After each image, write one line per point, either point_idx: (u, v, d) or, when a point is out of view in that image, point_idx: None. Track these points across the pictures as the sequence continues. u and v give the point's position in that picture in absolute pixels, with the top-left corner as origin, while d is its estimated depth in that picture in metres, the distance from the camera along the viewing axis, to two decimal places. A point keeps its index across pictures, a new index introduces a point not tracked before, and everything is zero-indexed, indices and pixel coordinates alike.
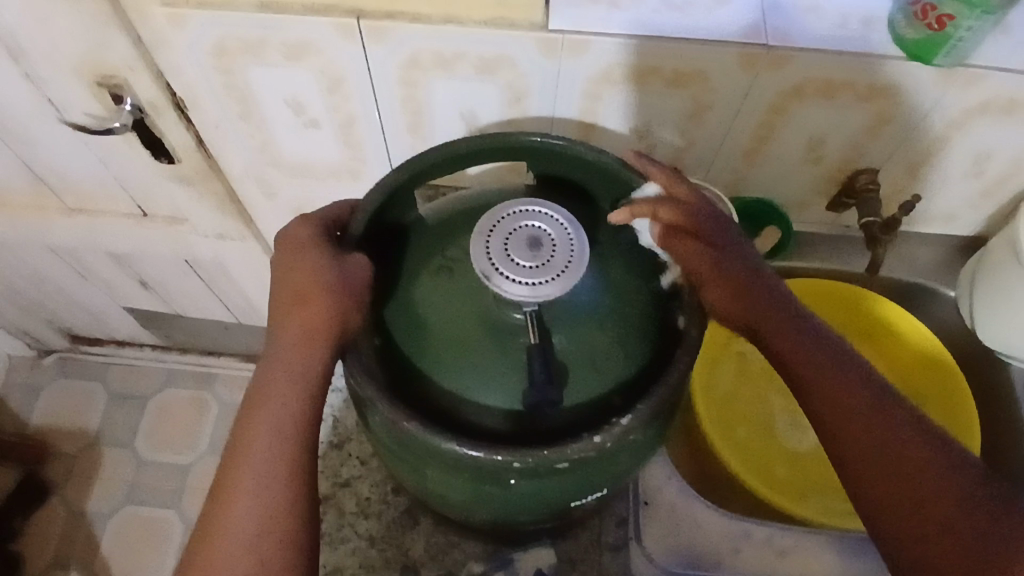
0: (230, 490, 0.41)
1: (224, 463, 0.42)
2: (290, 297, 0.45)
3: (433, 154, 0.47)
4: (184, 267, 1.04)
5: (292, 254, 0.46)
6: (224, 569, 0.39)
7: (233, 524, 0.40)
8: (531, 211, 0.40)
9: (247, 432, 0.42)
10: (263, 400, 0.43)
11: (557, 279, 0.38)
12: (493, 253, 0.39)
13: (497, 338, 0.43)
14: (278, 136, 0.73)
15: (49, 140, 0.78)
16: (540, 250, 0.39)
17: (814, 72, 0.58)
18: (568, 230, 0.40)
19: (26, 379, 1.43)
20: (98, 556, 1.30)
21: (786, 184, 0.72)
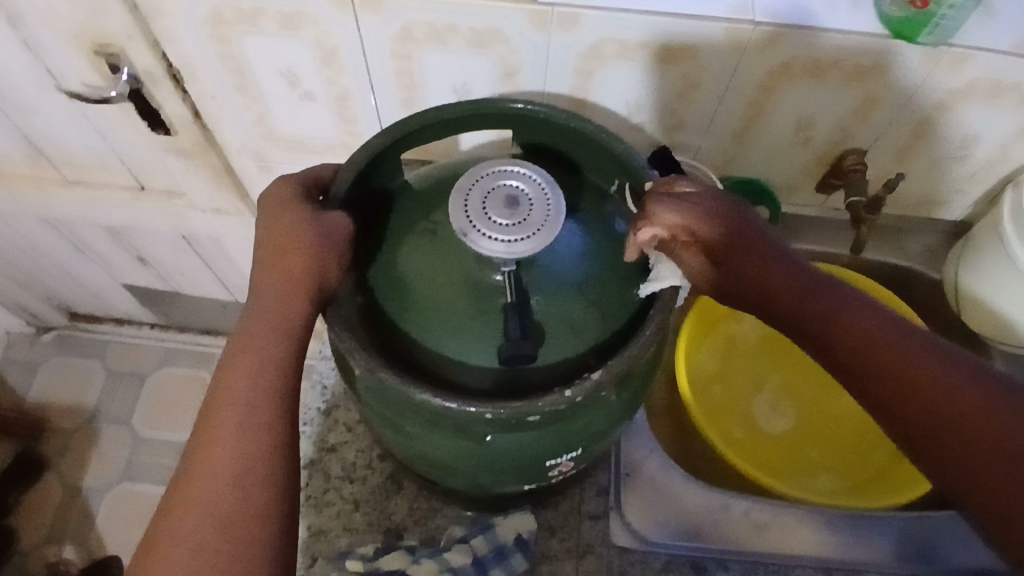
0: (209, 437, 0.41)
1: (204, 413, 0.43)
2: (272, 253, 0.45)
3: (418, 119, 0.48)
4: (182, 243, 1.05)
5: (275, 212, 0.47)
6: (199, 512, 0.40)
7: (210, 469, 0.41)
8: (509, 170, 0.41)
9: (228, 382, 0.43)
10: (243, 351, 0.43)
11: (533, 236, 0.39)
12: (471, 211, 0.40)
13: (476, 297, 0.44)
14: (273, 109, 0.73)
15: (48, 109, 0.79)
16: (517, 209, 0.40)
17: (800, 49, 0.58)
18: (545, 189, 0.41)
19: (25, 354, 1.45)
20: (93, 531, 1.32)
21: (776, 165, 0.73)
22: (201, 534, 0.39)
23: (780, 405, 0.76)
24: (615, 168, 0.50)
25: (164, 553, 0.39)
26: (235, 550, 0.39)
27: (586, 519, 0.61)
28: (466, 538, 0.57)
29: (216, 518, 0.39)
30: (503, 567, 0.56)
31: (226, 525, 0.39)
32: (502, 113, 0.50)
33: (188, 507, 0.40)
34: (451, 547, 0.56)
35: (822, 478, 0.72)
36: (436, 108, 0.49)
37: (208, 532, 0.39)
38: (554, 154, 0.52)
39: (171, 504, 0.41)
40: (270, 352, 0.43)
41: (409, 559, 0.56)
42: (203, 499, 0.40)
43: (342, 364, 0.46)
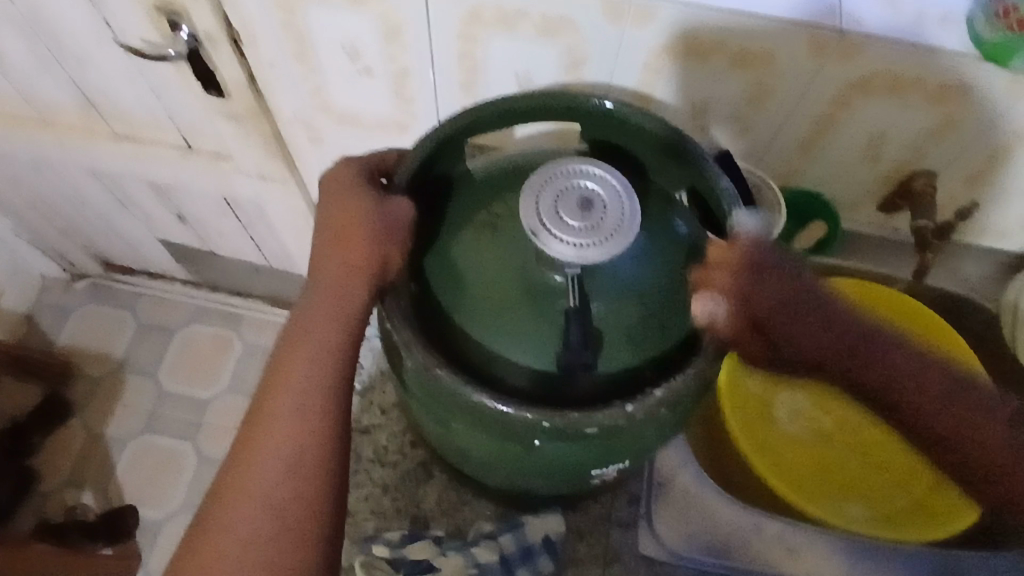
0: (267, 418, 0.42)
1: (260, 394, 0.43)
2: (335, 233, 0.45)
3: (489, 107, 0.47)
4: (223, 205, 1.05)
5: (337, 194, 0.46)
6: (254, 493, 0.40)
7: (267, 451, 0.41)
8: (583, 170, 0.39)
9: (283, 365, 0.42)
10: (300, 335, 0.43)
11: (605, 243, 0.37)
12: (543, 211, 0.38)
13: (535, 299, 0.42)
14: (330, 82, 0.72)
15: (103, 60, 0.78)
16: (590, 212, 0.38)
17: (883, 66, 0.56)
18: (620, 193, 0.39)
19: (57, 299, 1.47)
20: (112, 479, 1.34)
21: (840, 180, 0.70)
22: (255, 519, 0.40)
23: None
24: (687, 174, 0.48)
25: (219, 534, 0.40)
26: (286, 536, 0.40)
27: (615, 526, 0.61)
28: (495, 534, 0.56)
29: (268, 505, 0.40)
30: (528, 567, 0.56)
31: (278, 511, 0.40)
32: (573, 108, 0.48)
33: (242, 490, 0.40)
34: (479, 541, 0.56)
35: (851, 508, 0.65)
36: (507, 98, 0.47)
37: (261, 517, 0.40)
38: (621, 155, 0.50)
39: (225, 483, 0.41)
40: (327, 337, 0.42)
41: (436, 549, 0.55)
42: (256, 484, 0.40)
43: (392, 353, 0.45)
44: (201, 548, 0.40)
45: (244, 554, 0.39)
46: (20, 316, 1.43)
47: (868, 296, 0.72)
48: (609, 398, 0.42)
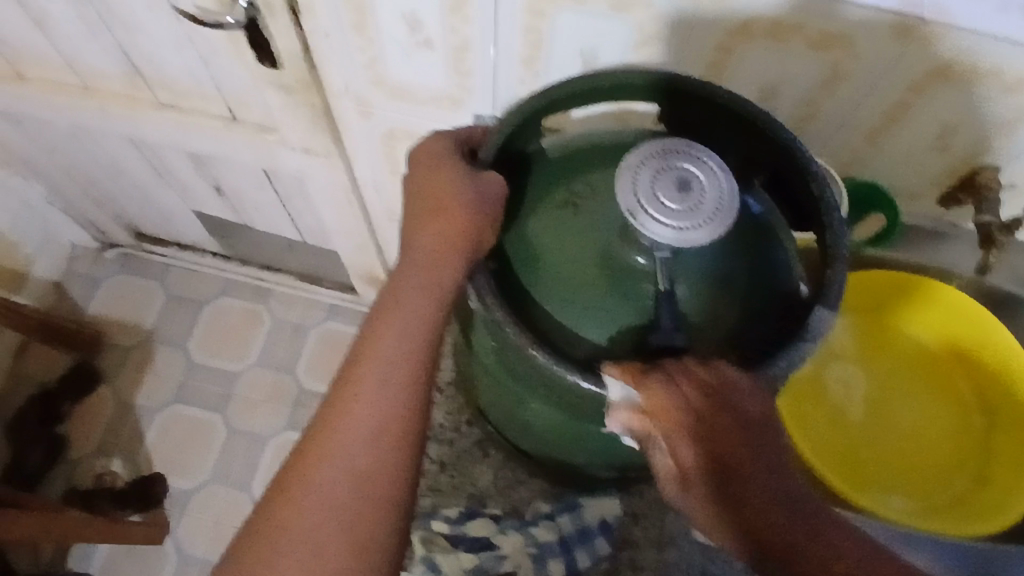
0: (354, 386, 0.42)
1: (347, 361, 0.44)
2: (428, 206, 0.45)
3: (574, 84, 0.46)
4: (263, 178, 1.06)
5: (427, 168, 0.47)
6: (338, 458, 0.41)
7: (352, 419, 0.42)
8: (683, 150, 0.39)
9: (374, 335, 0.43)
10: (392, 306, 0.44)
11: (705, 226, 0.37)
12: (640, 191, 0.37)
13: (618, 281, 0.43)
14: (387, 55, 0.71)
15: (155, 27, 0.79)
16: (688, 193, 0.38)
17: (964, 53, 0.54)
18: (720, 174, 0.38)
19: (87, 269, 1.47)
20: (142, 448, 1.35)
21: (903, 168, 0.69)
22: (333, 486, 0.41)
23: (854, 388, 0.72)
24: (769, 155, 0.48)
25: (299, 496, 0.41)
26: (364, 504, 0.41)
27: (670, 510, 0.60)
28: (553, 514, 0.59)
29: (348, 472, 0.41)
30: (585, 549, 0.58)
31: (359, 479, 0.41)
32: (658, 86, 0.48)
33: (324, 456, 0.41)
34: (537, 522, 0.59)
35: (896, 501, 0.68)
36: (591, 74, 0.47)
37: (341, 482, 0.41)
38: (703, 135, 0.50)
39: (307, 445, 0.42)
40: (418, 311, 0.43)
41: (494, 527, 0.59)
42: (339, 451, 0.41)
43: (474, 327, 0.47)
44: (281, 509, 0.41)
45: (323, 519, 0.40)
46: (50, 283, 1.44)
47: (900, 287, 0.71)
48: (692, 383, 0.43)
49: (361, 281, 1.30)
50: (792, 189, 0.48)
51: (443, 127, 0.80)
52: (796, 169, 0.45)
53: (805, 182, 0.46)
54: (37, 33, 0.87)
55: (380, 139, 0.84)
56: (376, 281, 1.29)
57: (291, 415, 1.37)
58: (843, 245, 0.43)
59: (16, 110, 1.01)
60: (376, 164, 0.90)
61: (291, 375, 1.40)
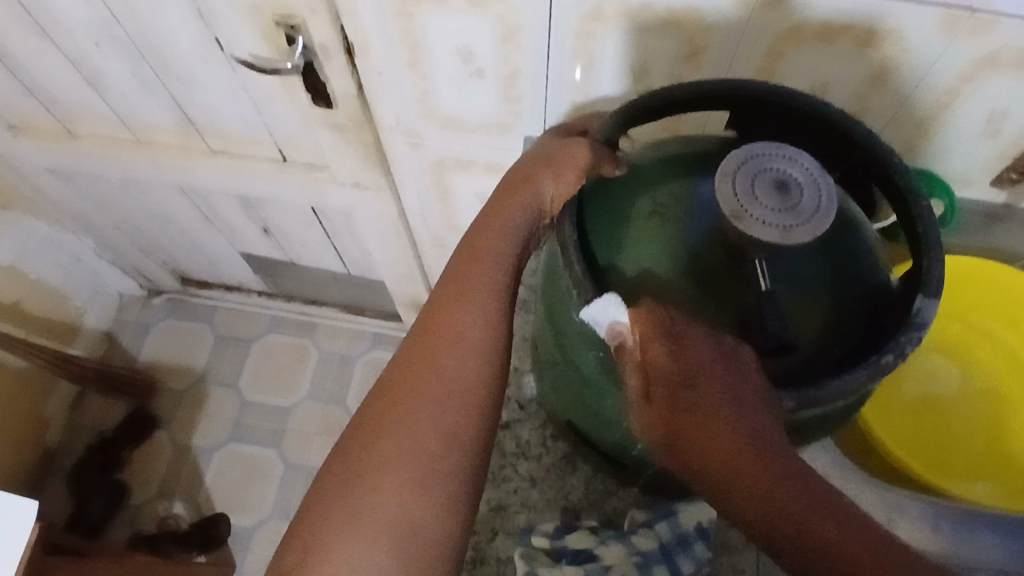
0: (440, 334, 0.47)
1: (425, 323, 0.48)
2: (512, 185, 0.52)
3: (649, 98, 0.48)
4: (310, 215, 1.09)
5: (525, 167, 0.52)
6: (424, 400, 0.45)
7: (438, 362, 0.46)
8: (778, 154, 0.43)
9: (459, 291, 0.48)
10: (471, 266, 0.48)
11: (808, 223, 0.41)
12: (739, 193, 0.42)
13: (715, 287, 0.44)
14: (439, 87, 0.73)
15: (208, 77, 0.82)
16: (787, 194, 0.42)
17: (1015, 39, 0.55)
18: (814, 174, 0.42)
19: (136, 317, 1.51)
20: (201, 489, 1.37)
21: (957, 155, 0.70)
22: (420, 423, 0.44)
23: (936, 373, 0.72)
24: (843, 150, 0.49)
25: (387, 430, 0.45)
26: (450, 451, 0.44)
27: None
28: (650, 522, 0.58)
29: (434, 413, 0.45)
30: (688, 555, 0.56)
31: (444, 429, 0.44)
32: (731, 95, 0.49)
33: (406, 417, 0.45)
34: (635, 531, 0.57)
35: (976, 488, 0.67)
36: (666, 86, 0.49)
37: (426, 422, 0.44)
38: (777, 134, 0.52)
39: (395, 382, 0.46)
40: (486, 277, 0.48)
41: (594, 539, 0.58)
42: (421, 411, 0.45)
43: (570, 335, 0.48)
44: (374, 461, 0.44)
45: (407, 450, 0.44)
46: (101, 333, 1.47)
47: (966, 278, 0.71)
48: (797, 381, 0.43)
49: (405, 309, 1.33)
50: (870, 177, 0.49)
51: (491, 151, 0.81)
52: (875, 159, 0.47)
53: (887, 172, 0.47)
54: (92, 94, 0.90)
55: (428, 168, 0.86)
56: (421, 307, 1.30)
57: None
58: (936, 233, 0.44)
59: (71, 167, 1.04)
60: (423, 193, 0.92)
61: (342, 407, 1.42)
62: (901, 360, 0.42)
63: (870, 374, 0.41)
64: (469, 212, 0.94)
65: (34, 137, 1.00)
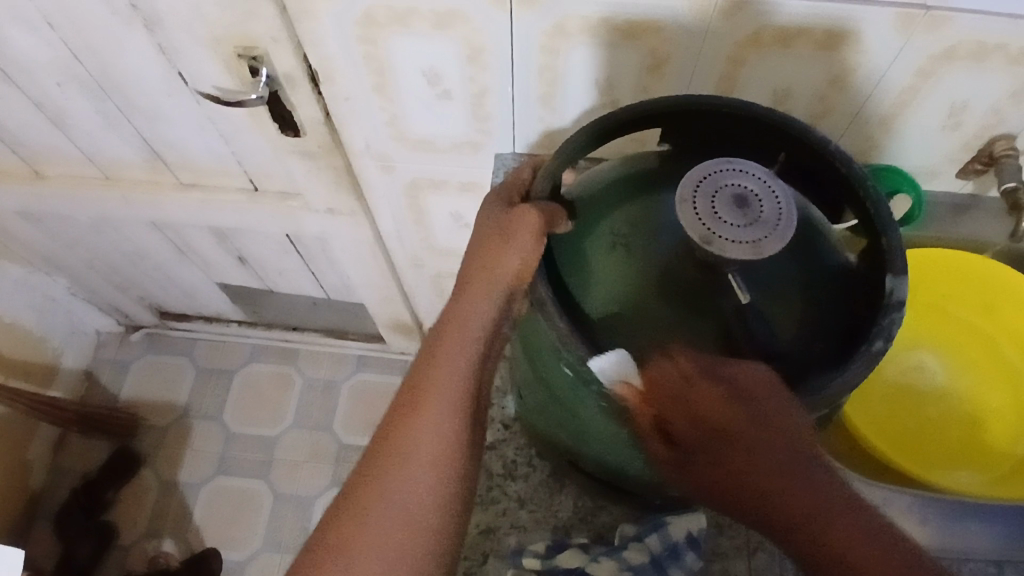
0: (407, 431, 0.46)
1: (394, 418, 0.47)
2: (476, 258, 0.50)
3: (600, 121, 0.49)
4: (286, 243, 1.08)
5: (486, 233, 0.51)
6: (385, 503, 0.44)
7: (403, 463, 0.45)
8: (729, 170, 0.43)
9: (428, 385, 0.47)
10: (440, 358, 0.48)
11: (774, 233, 0.41)
12: (702, 215, 0.42)
13: (695, 304, 0.44)
14: (407, 110, 0.73)
15: (174, 111, 0.81)
16: (747, 207, 0.42)
17: (968, 34, 0.56)
18: (767, 183, 0.43)
19: (115, 354, 1.49)
20: (190, 525, 1.34)
21: (922, 150, 0.71)
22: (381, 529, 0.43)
23: (919, 364, 0.73)
24: (789, 149, 0.51)
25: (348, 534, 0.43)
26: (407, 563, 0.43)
27: None
28: (640, 536, 0.57)
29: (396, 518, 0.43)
30: (678, 566, 0.56)
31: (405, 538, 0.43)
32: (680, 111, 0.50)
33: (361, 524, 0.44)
34: (627, 545, 0.57)
35: (963, 475, 0.68)
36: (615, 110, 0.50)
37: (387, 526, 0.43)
38: (731, 148, 0.52)
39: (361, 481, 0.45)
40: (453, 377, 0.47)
41: (585, 556, 0.57)
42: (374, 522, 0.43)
43: (558, 384, 0.47)
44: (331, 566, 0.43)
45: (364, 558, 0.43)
46: (80, 373, 1.45)
47: (944, 270, 0.70)
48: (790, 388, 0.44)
49: (388, 330, 1.32)
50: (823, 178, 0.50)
51: (463, 170, 0.81)
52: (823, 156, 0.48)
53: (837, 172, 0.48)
54: (57, 133, 0.89)
55: (402, 190, 0.86)
56: (404, 328, 1.29)
57: (335, 472, 1.37)
58: (891, 221, 0.46)
59: (40, 208, 1.03)
60: (397, 214, 0.92)
61: (329, 433, 1.40)
62: (888, 344, 0.43)
63: (867, 367, 0.42)
64: (445, 231, 0.94)
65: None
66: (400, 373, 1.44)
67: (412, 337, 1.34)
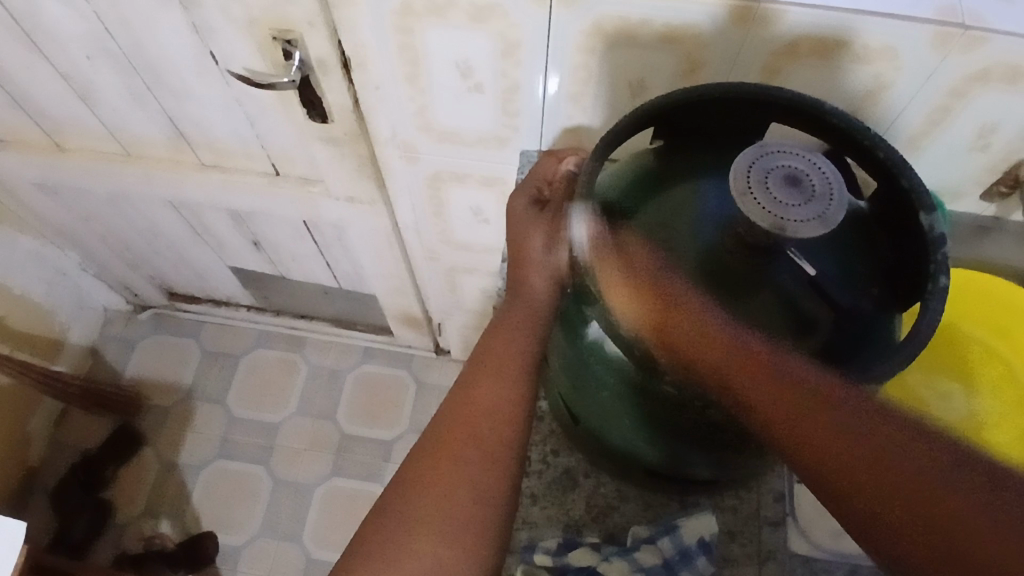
0: (474, 402, 0.49)
1: (460, 390, 0.50)
2: (516, 260, 0.57)
3: (623, 123, 0.50)
4: (302, 229, 1.08)
5: (515, 229, 0.59)
6: (456, 468, 0.46)
7: (473, 427, 0.47)
8: (771, 153, 0.45)
9: (490, 364, 0.51)
10: (502, 340, 0.52)
11: (834, 203, 0.43)
12: (765, 203, 0.43)
13: (739, 290, 0.46)
14: (437, 102, 0.73)
15: (202, 91, 0.81)
16: (800, 183, 0.44)
17: (1005, 56, 0.56)
18: (808, 157, 0.45)
19: (121, 332, 1.49)
20: (189, 507, 1.34)
21: (948, 169, 0.71)
22: (454, 489, 0.45)
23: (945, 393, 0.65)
24: (831, 138, 0.50)
25: (422, 491, 0.45)
26: (474, 520, 0.44)
27: (766, 525, 0.61)
28: (653, 538, 0.58)
29: (468, 478, 0.45)
30: (690, 570, 0.56)
31: (477, 495, 0.45)
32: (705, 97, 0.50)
33: (439, 478, 0.45)
34: (639, 547, 0.57)
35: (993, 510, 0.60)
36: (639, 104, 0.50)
37: (461, 487, 0.45)
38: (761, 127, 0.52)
39: (433, 444, 0.47)
40: (514, 354, 0.51)
41: (596, 556, 0.57)
42: (455, 483, 0.45)
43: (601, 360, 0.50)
44: (406, 520, 0.44)
45: (439, 515, 0.44)
46: (86, 349, 1.45)
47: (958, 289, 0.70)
48: (851, 354, 0.46)
49: (397, 322, 1.32)
50: (854, 156, 0.50)
51: (487, 166, 0.82)
52: (854, 136, 0.48)
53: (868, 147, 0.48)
54: (81, 107, 0.89)
55: (424, 182, 0.86)
56: (413, 321, 1.29)
57: (335, 462, 1.37)
58: (921, 185, 0.45)
59: (59, 181, 1.03)
60: (417, 207, 0.92)
61: (332, 422, 1.40)
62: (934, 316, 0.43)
63: (941, 303, 0.43)
64: (464, 226, 0.94)
65: (20, 151, 0.98)
66: (405, 366, 1.44)
67: (420, 331, 1.34)
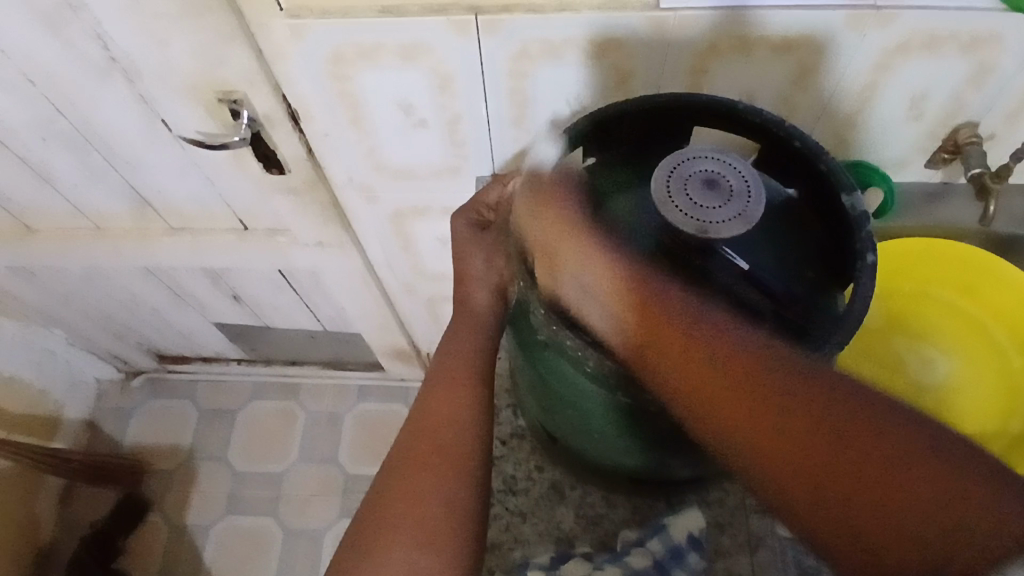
0: (437, 414, 0.56)
1: (423, 405, 0.57)
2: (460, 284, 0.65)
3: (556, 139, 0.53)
4: (279, 278, 1.09)
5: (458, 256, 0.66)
6: (424, 470, 0.53)
7: (437, 435, 0.55)
8: (691, 158, 0.51)
9: (449, 378, 0.58)
10: (456, 357, 0.60)
11: (748, 200, 0.50)
12: (684, 207, 0.50)
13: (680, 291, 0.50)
14: (386, 140, 0.74)
15: (159, 159, 0.83)
16: (717, 184, 0.50)
17: (920, 27, 0.58)
18: (723, 159, 0.51)
19: (117, 403, 1.50)
20: (203, 567, 1.34)
21: (888, 142, 0.73)
22: (425, 486, 0.52)
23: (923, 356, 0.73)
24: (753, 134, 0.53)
25: (398, 494, 0.52)
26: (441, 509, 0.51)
27: (753, 513, 0.68)
28: (643, 541, 0.61)
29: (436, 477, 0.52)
30: (682, 566, 0.60)
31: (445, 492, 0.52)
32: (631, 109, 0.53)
33: (411, 478, 0.52)
34: (630, 551, 0.60)
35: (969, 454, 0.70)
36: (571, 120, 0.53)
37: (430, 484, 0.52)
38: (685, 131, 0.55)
39: (403, 453, 0.54)
40: (469, 366, 0.59)
41: (590, 564, 0.60)
42: (425, 489, 0.52)
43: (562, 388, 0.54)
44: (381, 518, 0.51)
45: (411, 508, 0.51)
46: (83, 424, 1.45)
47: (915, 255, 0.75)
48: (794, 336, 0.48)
49: (387, 358, 1.33)
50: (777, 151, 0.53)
51: (446, 196, 0.83)
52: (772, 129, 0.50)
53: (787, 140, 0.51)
54: (45, 189, 0.91)
55: (388, 219, 0.88)
56: (402, 354, 1.30)
57: (343, 504, 1.37)
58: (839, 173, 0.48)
59: (34, 263, 1.04)
60: (386, 243, 0.93)
61: (335, 464, 1.41)
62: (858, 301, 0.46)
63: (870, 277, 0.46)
64: (434, 256, 0.96)
65: None
66: (401, 400, 1.45)
67: (411, 363, 1.35)
